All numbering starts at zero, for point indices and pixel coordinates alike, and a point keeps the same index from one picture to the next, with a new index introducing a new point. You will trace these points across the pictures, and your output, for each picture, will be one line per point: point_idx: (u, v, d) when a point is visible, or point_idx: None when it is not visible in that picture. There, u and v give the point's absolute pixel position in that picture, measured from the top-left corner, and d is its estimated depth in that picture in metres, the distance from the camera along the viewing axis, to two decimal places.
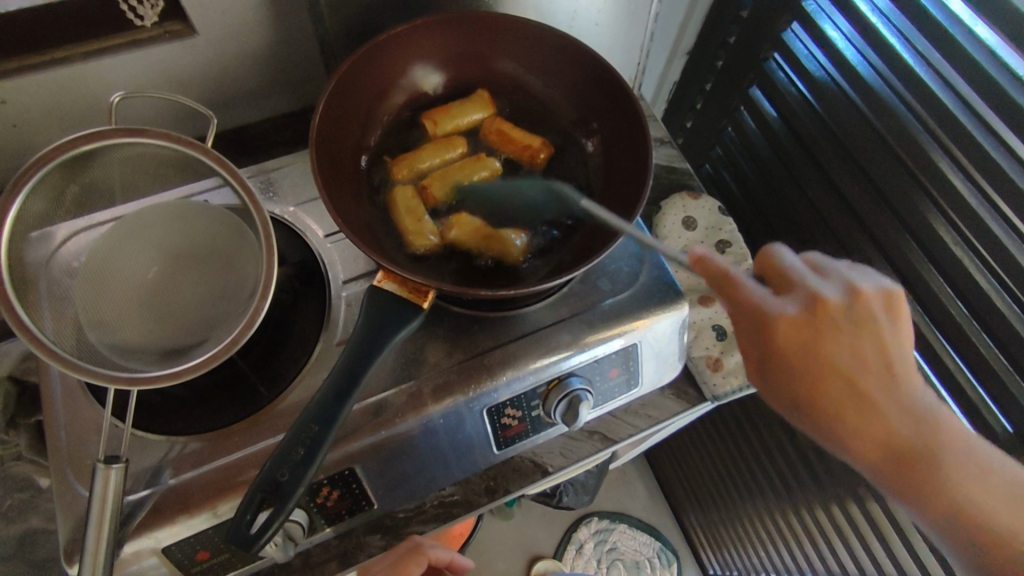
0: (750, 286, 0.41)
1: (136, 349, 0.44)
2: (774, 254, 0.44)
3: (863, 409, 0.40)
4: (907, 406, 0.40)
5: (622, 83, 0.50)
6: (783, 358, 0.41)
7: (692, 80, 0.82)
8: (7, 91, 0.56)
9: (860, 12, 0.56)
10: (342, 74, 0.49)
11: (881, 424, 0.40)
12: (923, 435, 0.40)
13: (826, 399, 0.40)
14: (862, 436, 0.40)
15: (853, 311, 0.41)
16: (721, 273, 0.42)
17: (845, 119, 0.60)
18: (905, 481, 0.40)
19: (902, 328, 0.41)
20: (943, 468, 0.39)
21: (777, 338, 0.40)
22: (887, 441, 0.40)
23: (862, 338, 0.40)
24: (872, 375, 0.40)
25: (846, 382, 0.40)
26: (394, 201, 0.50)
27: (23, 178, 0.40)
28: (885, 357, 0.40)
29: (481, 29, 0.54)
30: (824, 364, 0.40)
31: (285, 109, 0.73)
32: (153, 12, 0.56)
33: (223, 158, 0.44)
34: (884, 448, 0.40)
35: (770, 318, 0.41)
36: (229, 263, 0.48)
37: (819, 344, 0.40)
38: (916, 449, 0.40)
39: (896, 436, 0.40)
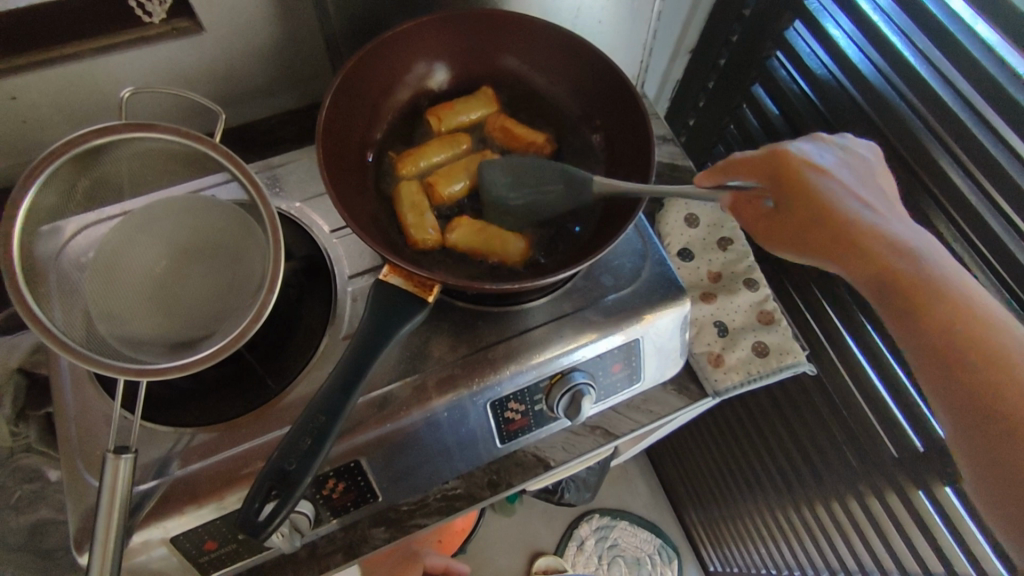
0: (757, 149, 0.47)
1: (145, 341, 0.45)
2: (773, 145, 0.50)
3: (870, 222, 0.41)
4: (910, 232, 0.41)
5: (626, 80, 0.51)
6: (787, 181, 0.44)
7: (695, 78, 0.82)
8: (17, 87, 0.57)
9: (862, 10, 0.57)
10: (349, 70, 0.50)
11: (888, 241, 0.40)
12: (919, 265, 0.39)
13: (829, 218, 0.42)
14: (869, 250, 0.40)
15: (853, 156, 0.46)
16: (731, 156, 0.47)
17: (847, 116, 0.60)
18: (909, 297, 0.38)
19: (891, 182, 0.46)
20: (946, 285, 0.38)
21: (785, 160, 0.44)
22: (895, 254, 0.39)
23: (860, 175, 0.44)
24: (874, 200, 0.43)
25: (851, 196, 0.42)
26: (399, 197, 0.51)
27: (35, 172, 0.41)
28: (884, 193, 0.44)
29: (487, 27, 0.54)
30: (826, 176, 0.43)
31: (291, 106, 0.73)
32: (160, 9, 0.57)
33: (231, 153, 0.45)
34: (893, 258, 0.39)
35: (774, 155, 0.45)
36: (236, 256, 0.49)
37: (820, 177, 0.44)
38: (920, 268, 0.39)
39: (899, 246, 0.40)
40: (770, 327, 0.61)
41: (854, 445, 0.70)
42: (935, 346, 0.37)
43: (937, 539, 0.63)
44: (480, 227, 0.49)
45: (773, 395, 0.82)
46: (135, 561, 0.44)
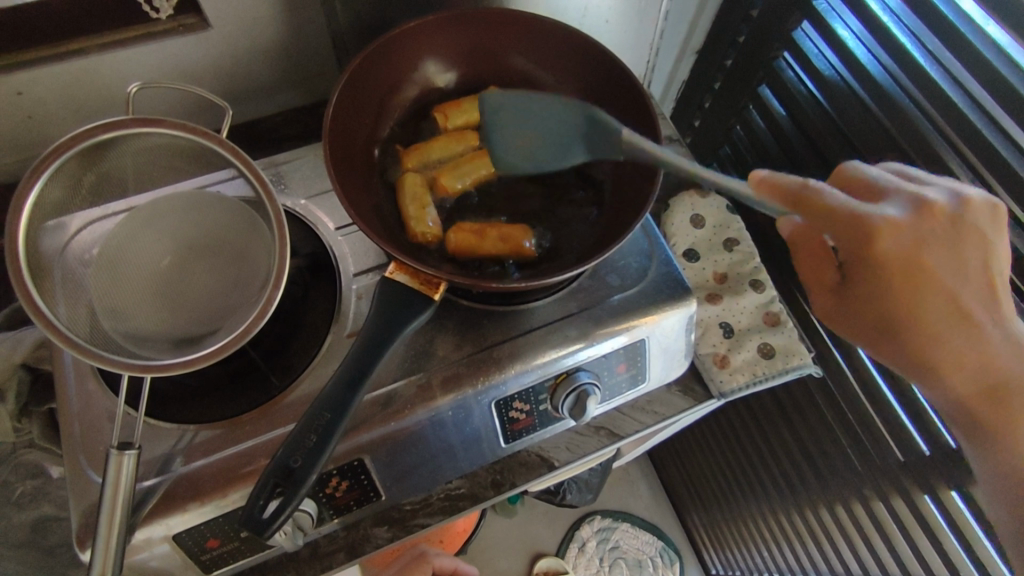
0: (833, 197, 0.40)
1: (149, 337, 0.45)
2: (866, 172, 0.44)
3: (966, 325, 0.41)
4: (1009, 329, 0.42)
5: (634, 80, 0.50)
6: (878, 269, 0.41)
7: (701, 79, 0.82)
8: (23, 82, 0.57)
9: (871, 11, 0.57)
10: (356, 67, 0.50)
11: (971, 343, 0.41)
12: (1008, 367, 0.41)
13: (922, 315, 0.41)
14: (948, 359, 0.42)
15: (965, 224, 0.41)
16: (798, 192, 0.40)
17: (855, 117, 0.60)
18: (974, 405, 0.42)
19: (1003, 243, 0.42)
20: (1018, 395, 0.41)
21: (880, 242, 0.40)
22: (971, 361, 0.42)
23: (966, 247, 0.41)
24: (974, 295, 0.41)
25: (949, 297, 0.41)
26: (404, 184, 0.50)
27: (42, 165, 0.41)
28: (991, 278, 0.42)
29: (494, 25, 0.54)
30: (923, 272, 0.41)
31: (296, 103, 0.73)
32: (167, 4, 0.56)
33: (238, 149, 0.45)
34: (971, 366, 0.42)
35: (871, 222, 0.40)
36: (242, 254, 0.49)
37: (922, 257, 0.40)
38: (991, 378, 0.42)
39: (998, 359, 0.41)
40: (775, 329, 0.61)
41: (860, 449, 0.70)
42: (990, 446, 0.43)
43: (943, 543, 0.62)
44: (480, 227, 0.49)
45: (777, 398, 0.82)
46: (138, 558, 0.44)
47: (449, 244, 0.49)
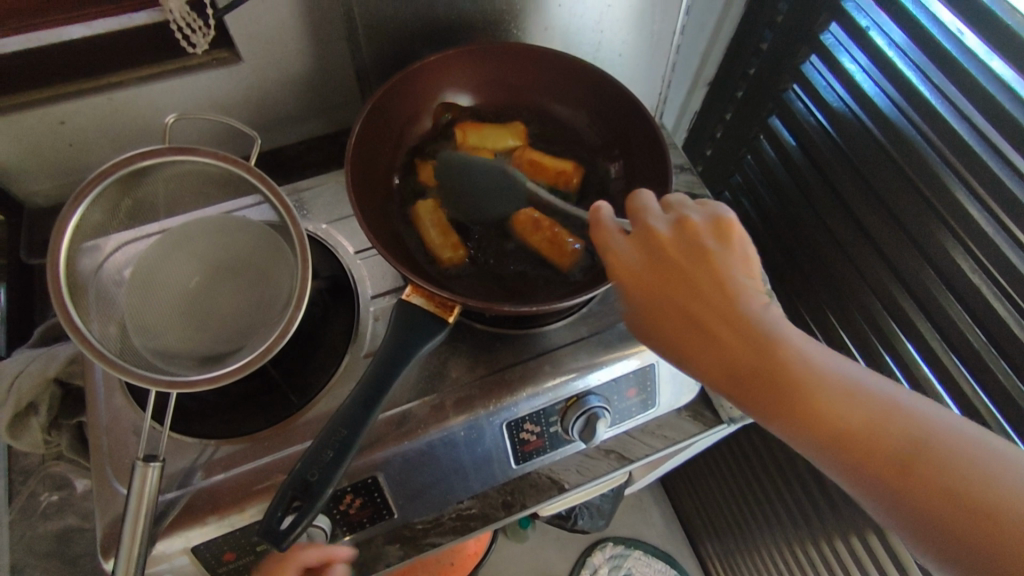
0: (609, 233, 0.43)
1: (176, 354, 0.47)
2: (643, 195, 0.43)
3: (707, 334, 0.39)
4: (752, 323, 0.39)
5: (645, 113, 0.52)
6: (642, 297, 0.42)
7: (713, 109, 0.84)
8: (67, 112, 0.61)
9: (877, 46, 0.58)
10: (377, 99, 0.52)
11: (740, 347, 0.38)
12: (765, 356, 0.38)
13: (690, 343, 0.40)
14: (723, 374, 0.39)
15: (677, 242, 0.41)
16: (600, 220, 0.44)
17: (863, 148, 0.61)
18: (766, 407, 0.38)
19: (736, 251, 0.40)
20: (806, 383, 0.37)
21: (622, 275, 0.42)
22: (730, 357, 0.39)
23: (696, 263, 0.40)
24: (714, 303, 0.39)
25: (690, 314, 0.40)
26: (419, 214, 0.52)
27: (85, 191, 0.44)
28: (721, 282, 0.40)
29: (511, 58, 0.56)
30: (675, 284, 0.40)
31: (320, 132, 0.76)
32: (204, 41, 0.58)
33: (265, 177, 0.47)
34: (736, 361, 0.39)
35: (615, 256, 0.42)
36: (266, 275, 0.51)
37: (659, 278, 0.41)
38: (778, 377, 0.37)
39: (755, 354, 0.38)
40: None
41: None
42: (815, 442, 0.37)
43: None
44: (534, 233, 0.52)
45: None
46: (158, 569, 0.45)
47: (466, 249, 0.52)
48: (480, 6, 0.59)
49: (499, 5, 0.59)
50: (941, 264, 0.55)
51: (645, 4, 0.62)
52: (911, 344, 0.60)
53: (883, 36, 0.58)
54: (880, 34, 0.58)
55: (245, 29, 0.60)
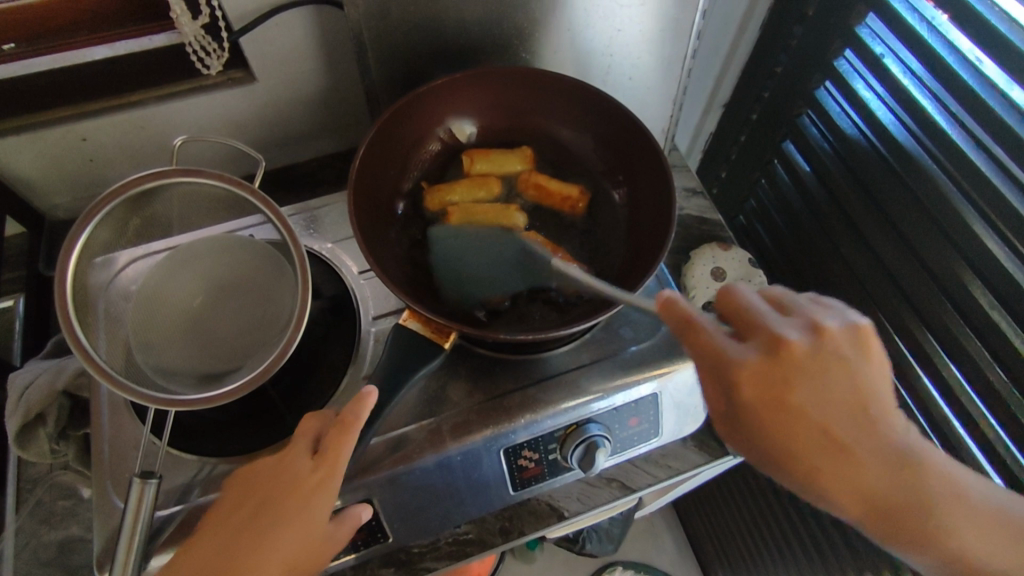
0: (717, 335, 0.37)
1: (177, 372, 0.48)
2: (745, 296, 0.39)
3: (839, 462, 0.35)
4: (892, 452, 0.36)
5: (651, 140, 0.52)
6: (757, 417, 0.36)
7: (727, 133, 0.83)
8: (87, 129, 0.63)
9: (893, 74, 0.57)
10: (382, 123, 0.52)
11: (879, 475, 0.36)
12: (903, 485, 0.36)
13: (818, 470, 0.36)
14: (850, 503, 0.36)
15: (819, 356, 0.36)
16: (688, 319, 0.38)
17: (878, 175, 0.60)
18: (889, 527, 0.37)
19: (877, 367, 0.36)
20: (942, 510, 0.36)
21: (744, 390, 0.36)
22: (862, 488, 0.36)
23: (834, 379, 0.36)
24: (850, 427, 0.36)
25: (825, 440, 0.35)
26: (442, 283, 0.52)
27: (93, 211, 0.45)
28: (859, 401, 0.36)
29: (517, 83, 0.56)
30: (804, 409, 0.36)
31: (333, 150, 0.77)
32: (219, 63, 0.61)
33: (269, 199, 0.48)
34: (867, 492, 0.36)
35: (735, 368, 0.36)
36: (268, 296, 0.51)
37: (788, 393, 0.35)
38: (913, 507, 0.36)
39: (885, 486, 0.36)
40: None
41: None
42: (932, 559, 0.37)
43: None
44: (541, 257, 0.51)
45: None
46: None
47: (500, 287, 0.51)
48: (489, 30, 0.59)
49: (507, 29, 0.60)
50: (957, 297, 0.53)
51: (655, 29, 0.62)
52: (928, 379, 0.58)
53: (898, 63, 0.57)
54: (895, 62, 0.57)
55: (260, 51, 0.62)
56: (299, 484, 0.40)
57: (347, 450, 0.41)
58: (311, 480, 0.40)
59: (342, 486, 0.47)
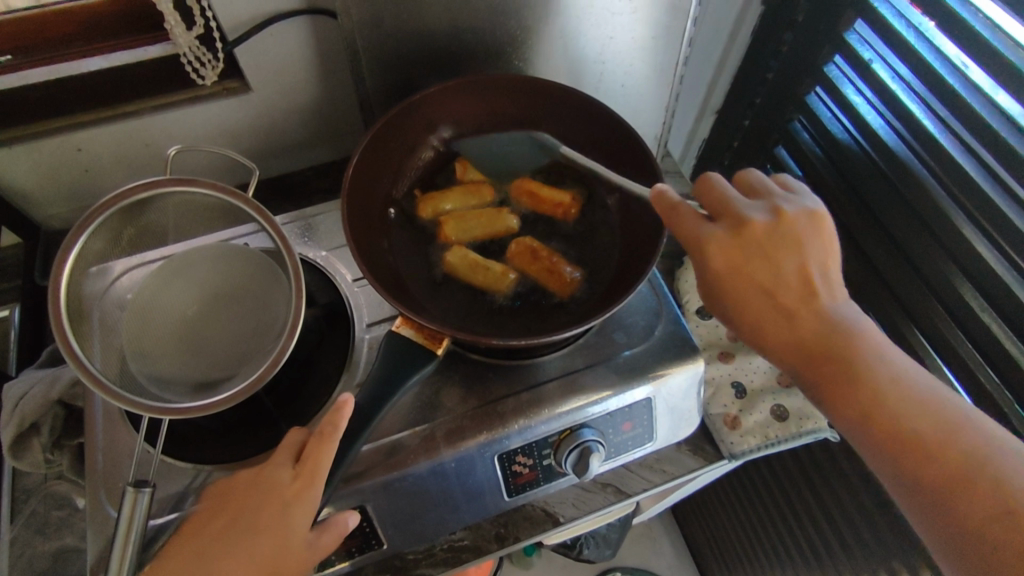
0: (694, 215, 0.43)
1: (172, 380, 0.48)
2: (723, 183, 0.45)
3: (777, 314, 0.42)
4: (824, 311, 0.42)
5: (642, 145, 0.52)
6: (717, 277, 0.43)
7: (720, 138, 0.83)
8: (82, 139, 0.63)
9: (882, 79, 0.57)
10: (376, 131, 0.53)
11: (811, 329, 0.42)
12: (833, 339, 0.42)
13: (761, 320, 0.43)
14: (782, 345, 0.43)
15: (775, 231, 0.42)
16: (672, 204, 0.44)
17: (868, 179, 0.60)
18: (817, 377, 0.42)
19: (825, 244, 0.43)
20: (863, 369, 0.40)
21: (704, 257, 0.42)
22: (795, 338, 0.42)
23: (782, 253, 0.42)
24: (791, 288, 0.42)
25: (764, 292, 0.42)
26: (455, 264, 0.52)
27: (86, 222, 0.45)
28: (805, 269, 0.43)
29: (509, 90, 0.57)
30: (752, 272, 0.42)
31: (327, 158, 0.78)
32: (214, 73, 0.62)
33: (262, 207, 0.48)
34: (801, 342, 0.42)
35: (698, 240, 0.42)
36: (262, 303, 0.51)
37: (743, 259, 0.42)
38: (839, 356, 0.41)
39: (814, 340, 0.42)
40: (790, 392, 0.60)
41: (887, 516, 0.67)
42: (862, 425, 0.40)
43: None
44: (536, 248, 0.52)
45: (800, 459, 0.80)
46: None
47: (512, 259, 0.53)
48: (482, 39, 0.60)
49: (500, 37, 0.60)
50: (947, 298, 0.53)
51: (647, 36, 0.62)
52: None
53: (887, 69, 0.57)
54: (884, 67, 0.57)
55: (254, 60, 0.62)
56: (277, 494, 0.40)
57: (326, 462, 0.40)
58: (288, 491, 0.40)
59: (336, 493, 0.47)
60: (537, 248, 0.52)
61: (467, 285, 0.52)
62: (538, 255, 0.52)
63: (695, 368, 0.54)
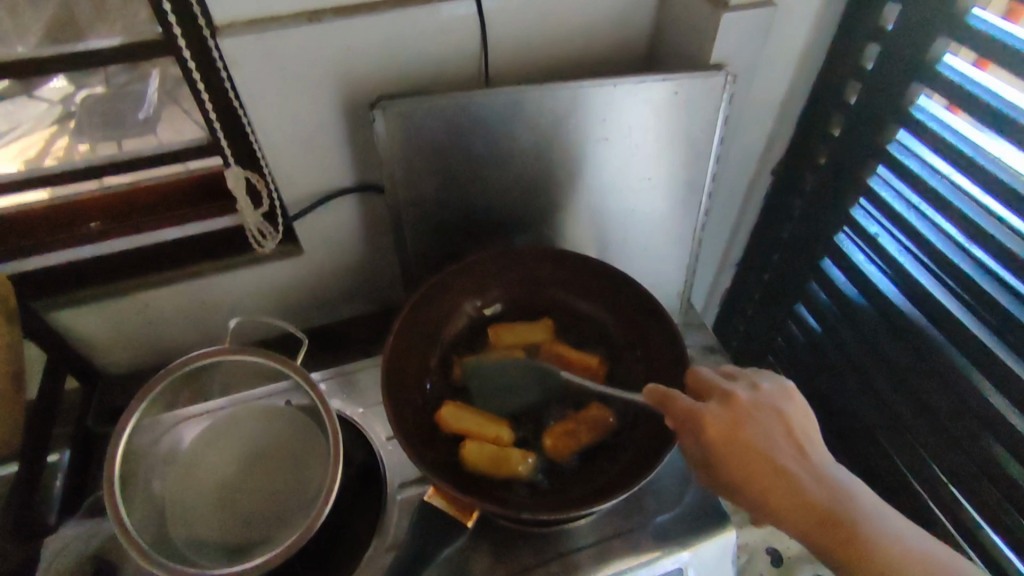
0: (687, 397, 0.45)
1: (205, 542, 0.50)
2: (702, 369, 0.49)
3: (779, 480, 0.42)
4: (822, 475, 0.42)
5: (665, 317, 0.56)
6: (718, 448, 0.43)
7: (741, 291, 0.87)
8: (151, 299, 0.70)
9: (891, 254, 0.61)
10: (415, 301, 0.58)
11: (813, 492, 0.41)
12: (835, 500, 0.41)
13: (767, 486, 0.42)
14: (790, 511, 0.41)
15: (757, 403, 0.45)
16: (664, 392, 0.46)
17: (885, 344, 0.63)
18: (827, 544, 0.40)
19: (803, 414, 0.45)
20: (867, 530, 0.40)
21: (707, 430, 0.43)
22: (800, 503, 0.41)
23: (769, 423, 0.44)
24: (786, 453, 0.43)
25: (764, 458, 0.42)
26: (471, 458, 0.51)
27: (148, 390, 0.51)
28: (792, 435, 0.44)
29: (539, 261, 0.62)
30: (748, 440, 0.43)
31: (368, 311, 0.83)
32: (272, 242, 0.68)
33: (302, 372, 0.53)
34: (807, 508, 0.41)
35: (699, 415, 0.44)
36: (299, 461, 0.53)
37: (739, 430, 0.43)
38: (843, 517, 0.40)
39: (819, 505, 0.41)
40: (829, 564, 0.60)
41: None
42: None
43: None
44: (568, 427, 0.54)
45: None
46: None
47: (545, 449, 0.53)
48: (515, 214, 0.67)
49: (532, 211, 0.67)
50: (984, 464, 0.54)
51: (666, 209, 0.69)
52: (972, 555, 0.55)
53: (894, 244, 0.61)
54: (892, 242, 0.62)
55: (311, 230, 0.70)
56: None
57: None
58: None
59: None
60: (570, 428, 0.54)
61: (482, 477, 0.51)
62: (572, 442, 0.53)
63: (728, 535, 0.53)
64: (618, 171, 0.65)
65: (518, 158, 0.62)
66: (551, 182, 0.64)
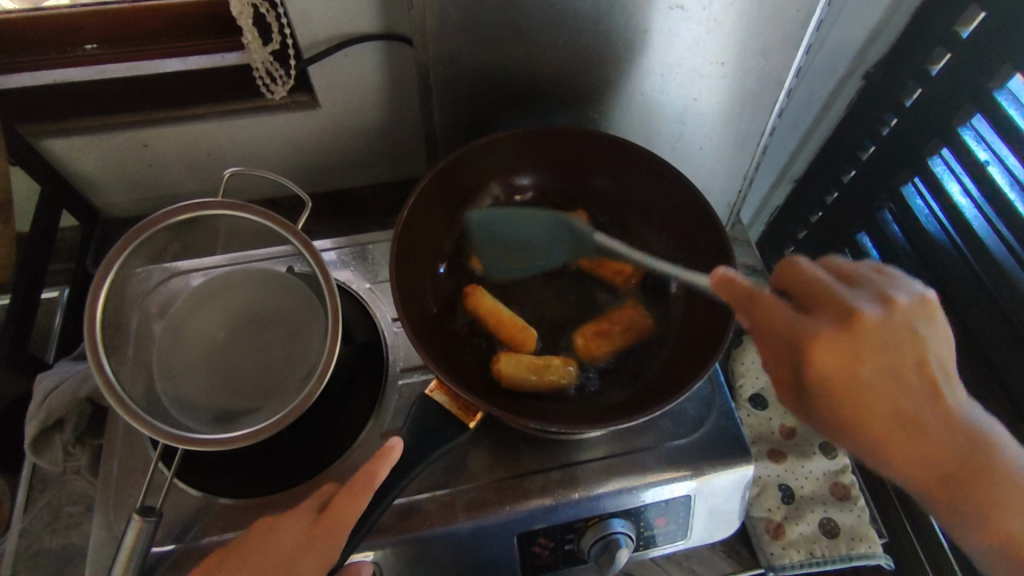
0: (781, 309, 0.35)
1: (193, 405, 0.46)
2: (805, 266, 0.37)
3: (901, 429, 0.33)
4: (959, 425, 0.33)
5: (713, 216, 0.49)
6: (825, 384, 0.33)
7: (797, 209, 0.79)
8: (151, 137, 0.64)
9: (996, 183, 0.52)
10: (436, 174, 0.51)
11: (944, 446, 0.32)
12: (973, 456, 0.32)
13: (880, 431, 0.33)
14: (910, 464, 0.33)
15: (886, 324, 0.33)
16: (744, 293, 0.37)
17: (962, 289, 0.56)
18: (951, 505, 0.33)
19: (945, 339, 0.34)
20: (1006, 493, 0.32)
21: (812, 360, 0.33)
22: (925, 456, 0.33)
23: (899, 350, 0.33)
24: (916, 396, 0.33)
25: (884, 399, 0.33)
26: (509, 371, 0.45)
27: (132, 237, 0.45)
28: (929, 370, 0.33)
29: (582, 146, 0.54)
30: (867, 380, 0.33)
31: (385, 179, 0.76)
32: (283, 89, 0.61)
33: (306, 239, 0.47)
34: (933, 460, 0.33)
35: (800, 338, 0.34)
36: (296, 334, 0.49)
37: (857, 362, 0.33)
38: (978, 476, 0.32)
39: (950, 460, 0.32)
40: (843, 505, 0.56)
41: None
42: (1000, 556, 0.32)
43: None
44: (602, 328, 0.49)
45: None
46: None
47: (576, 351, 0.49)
48: (561, 88, 0.58)
49: (582, 85, 0.57)
50: None
51: (735, 102, 0.59)
52: None
53: (1005, 174, 0.52)
54: (1002, 172, 0.52)
55: (327, 79, 0.62)
56: (292, 539, 0.38)
57: (352, 516, 0.38)
58: (305, 536, 0.38)
59: (359, 545, 0.44)
60: (606, 328, 0.49)
61: (522, 392, 0.46)
62: (608, 342, 0.49)
63: (745, 468, 0.49)
64: (686, 51, 0.54)
65: (572, 19, 0.51)
66: (607, 52, 0.54)
